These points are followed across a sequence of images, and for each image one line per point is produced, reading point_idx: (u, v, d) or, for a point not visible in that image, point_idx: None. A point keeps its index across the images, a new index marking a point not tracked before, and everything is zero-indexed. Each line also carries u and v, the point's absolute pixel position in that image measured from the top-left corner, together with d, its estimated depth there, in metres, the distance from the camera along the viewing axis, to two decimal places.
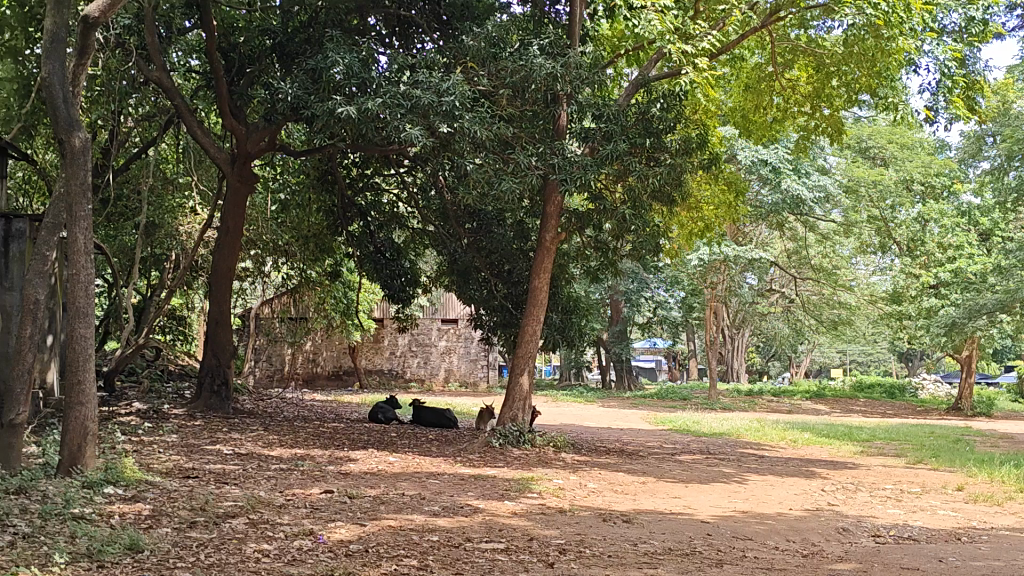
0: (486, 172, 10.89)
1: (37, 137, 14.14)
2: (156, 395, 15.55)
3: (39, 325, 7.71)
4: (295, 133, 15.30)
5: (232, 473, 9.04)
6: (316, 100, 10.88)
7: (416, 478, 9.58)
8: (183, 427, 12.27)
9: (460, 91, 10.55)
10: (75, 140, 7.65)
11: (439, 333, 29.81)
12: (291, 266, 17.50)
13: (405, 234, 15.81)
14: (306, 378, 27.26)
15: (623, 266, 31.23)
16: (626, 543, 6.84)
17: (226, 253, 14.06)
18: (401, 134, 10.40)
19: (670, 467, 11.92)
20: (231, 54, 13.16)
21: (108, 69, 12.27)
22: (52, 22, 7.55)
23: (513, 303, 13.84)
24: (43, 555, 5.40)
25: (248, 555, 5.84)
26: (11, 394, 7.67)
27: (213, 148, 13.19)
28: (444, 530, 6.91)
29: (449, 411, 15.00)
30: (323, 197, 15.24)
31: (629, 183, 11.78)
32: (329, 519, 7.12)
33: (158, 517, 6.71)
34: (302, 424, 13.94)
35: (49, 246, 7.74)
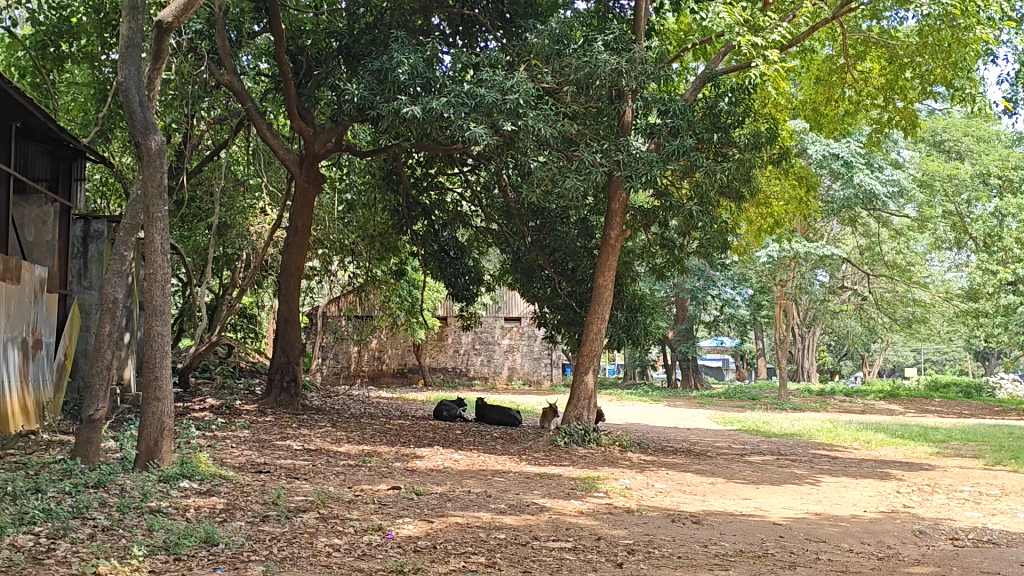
0: (550, 169, 10.93)
1: (114, 140, 14.57)
2: (228, 392, 15.91)
3: (117, 323, 7.92)
4: (360, 133, 15.52)
5: (302, 469, 9.19)
6: (381, 101, 10.96)
7: (483, 476, 9.61)
8: (255, 423, 12.53)
9: (524, 89, 10.52)
10: (151, 143, 7.85)
11: (502, 332, 29.87)
12: (358, 266, 17.75)
13: (470, 232, 15.83)
14: (372, 376, 27.58)
15: (689, 264, 30.92)
16: (696, 544, 6.75)
17: (295, 252, 14.30)
18: (466, 133, 10.41)
19: (739, 467, 11.73)
20: (298, 57, 13.36)
21: (181, 73, 12.56)
22: (128, 27, 7.76)
23: (577, 301, 13.79)
24: (121, 548, 5.53)
25: (320, 549, 5.93)
26: (91, 391, 7.90)
27: (282, 150, 13.43)
28: (511, 528, 6.92)
29: (515, 410, 15.06)
30: (388, 196, 15.36)
31: (696, 178, 11.61)
32: (397, 515, 7.18)
33: (232, 511, 6.85)
34: (370, 422, 14.12)
35: (127, 246, 7.97)
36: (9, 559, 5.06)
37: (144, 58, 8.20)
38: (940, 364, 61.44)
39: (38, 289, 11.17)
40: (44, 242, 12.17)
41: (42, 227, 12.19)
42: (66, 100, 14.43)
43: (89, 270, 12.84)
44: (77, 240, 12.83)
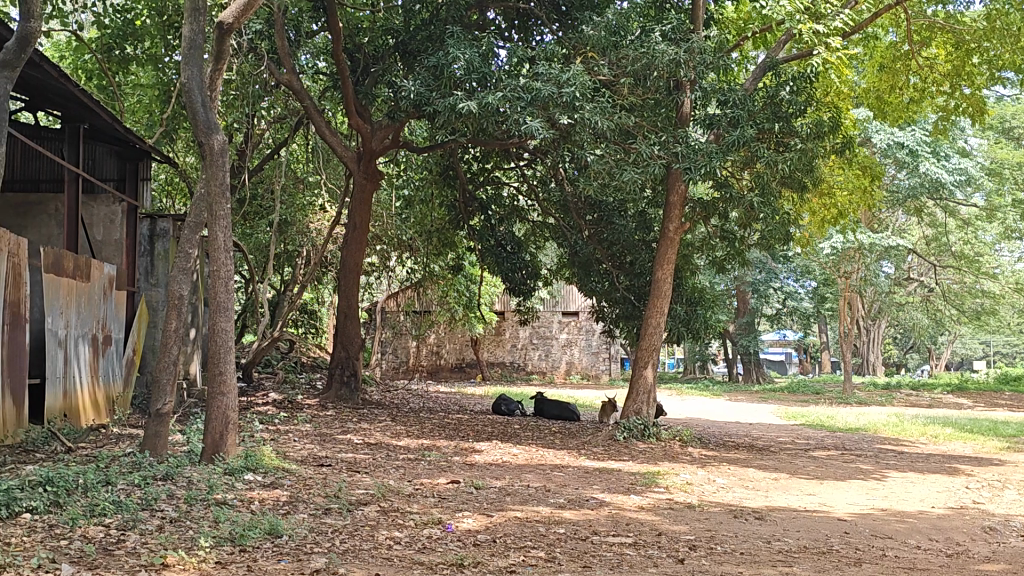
0: (607, 162, 10.87)
1: (178, 140, 14.91)
2: (290, 386, 16.16)
3: (182, 319, 8.10)
4: (417, 130, 15.54)
5: (363, 462, 9.30)
6: (437, 97, 11.02)
7: (542, 471, 9.60)
8: (316, 417, 12.70)
9: (581, 82, 10.44)
10: (214, 142, 7.99)
11: (560, 326, 29.77)
12: (416, 262, 17.89)
13: (527, 227, 15.82)
14: (430, 371, 27.76)
15: (749, 256, 30.50)
16: (759, 540, 6.66)
17: (354, 248, 14.45)
18: (522, 127, 10.39)
19: (803, 463, 11.53)
20: (355, 54, 13.46)
21: (242, 73, 12.77)
22: (190, 29, 7.91)
23: (635, 295, 13.67)
24: (189, 539, 5.65)
25: (381, 542, 5.99)
26: (158, 385, 8.11)
27: (341, 148, 13.59)
28: (571, 523, 6.90)
29: (573, 404, 15.04)
30: (444, 191, 15.40)
31: (758, 170, 11.43)
32: (457, 509, 7.21)
33: (295, 504, 6.96)
34: (429, 416, 14.22)
35: (192, 244, 8.13)
36: (81, 550, 5.20)
37: (207, 59, 8.36)
38: (1011, 356, 59.48)
39: (107, 286, 11.49)
40: (113, 241, 12.50)
41: (110, 226, 12.53)
42: (132, 102, 14.82)
43: (155, 267, 13.23)
44: (144, 239, 13.18)
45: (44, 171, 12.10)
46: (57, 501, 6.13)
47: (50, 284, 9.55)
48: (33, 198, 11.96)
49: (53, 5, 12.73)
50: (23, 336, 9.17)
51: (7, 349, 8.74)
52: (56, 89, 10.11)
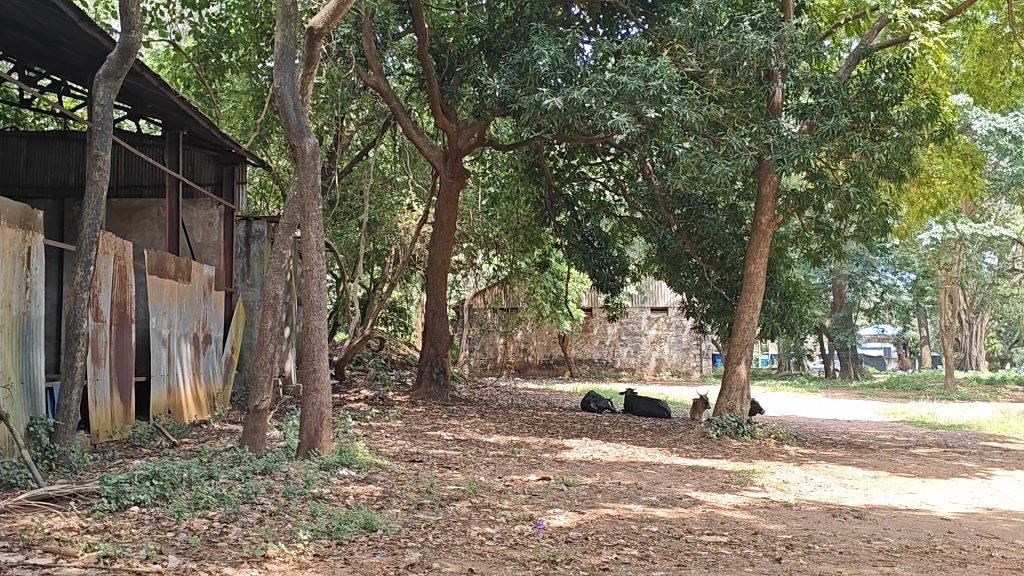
0: (696, 155, 10.76)
1: (271, 144, 15.34)
2: (381, 383, 16.45)
3: (277, 318, 8.32)
4: (502, 127, 15.52)
5: (453, 458, 9.40)
6: (522, 94, 11.01)
7: (633, 469, 9.53)
8: (407, 413, 12.91)
9: (668, 74, 10.34)
10: (306, 144, 8.16)
11: (649, 322, 29.46)
12: (503, 259, 18.02)
13: (614, 222, 15.75)
14: (518, 367, 27.84)
15: (845, 249, 29.66)
16: (858, 540, 6.47)
17: (441, 246, 14.58)
18: (608, 122, 10.34)
19: (903, 461, 11.15)
20: (441, 55, 13.51)
21: (331, 77, 13.32)
22: (282, 36, 8.11)
23: (726, 289, 13.45)
24: (288, 532, 5.79)
25: (473, 537, 6.04)
26: (256, 381, 8.36)
27: (427, 148, 13.74)
28: (664, 521, 6.82)
29: (663, 401, 14.90)
30: (531, 188, 15.42)
31: (853, 159, 11.13)
32: (548, 505, 7.22)
33: (389, 498, 7.08)
34: (518, 413, 14.29)
35: (286, 246, 8.36)
36: (187, 542, 5.39)
37: (298, 64, 8.55)
38: None
39: (207, 287, 11.87)
40: (211, 242, 12.87)
41: (209, 228, 12.91)
42: (227, 108, 15.30)
43: (251, 268, 13.68)
44: (240, 241, 13.63)
45: (146, 176, 12.64)
46: (163, 494, 6.37)
47: (154, 285, 9.91)
48: (137, 203, 12.36)
49: (152, 16, 13.28)
50: (129, 336, 9.56)
51: (115, 347, 9.13)
52: (155, 97, 10.48)
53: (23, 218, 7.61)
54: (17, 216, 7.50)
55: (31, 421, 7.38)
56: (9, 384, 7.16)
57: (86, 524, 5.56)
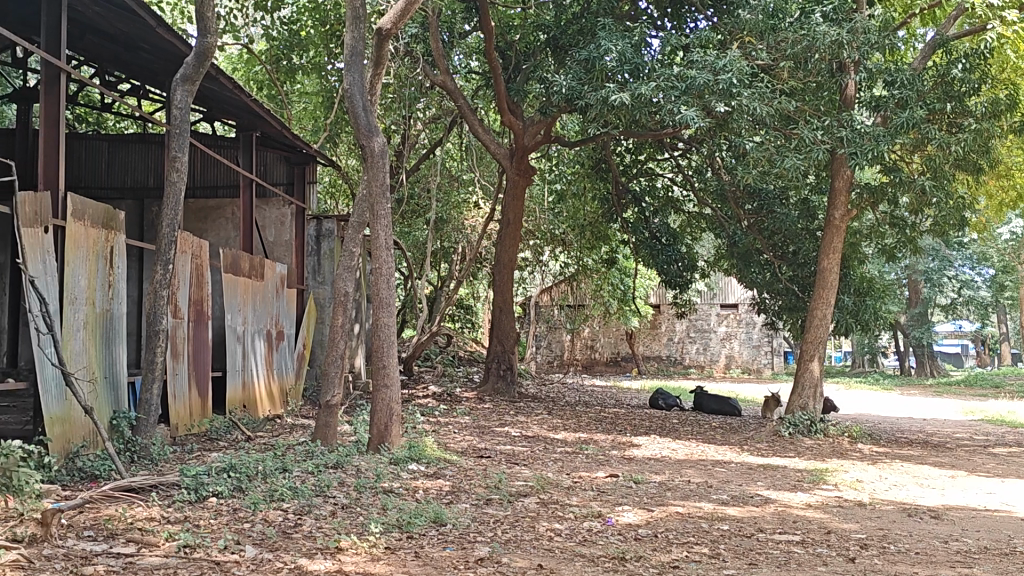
0: (767, 149, 10.63)
1: (340, 144, 15.64)
2: (449, 379, 16.61)
3: (347, 316, 8.45)
4: (568, 124, 15.46)
5: (522, 455, 9.44)
6: (589, 90, 11.02)
7: (703, 466, 9.46)
8: (474, 409, 13.01)
9: (738, 68, 10.19)
10: (374, 144, 8.28)
11: (719, 319, 28.98)
12: (570, 255, 18.06)
13: (683, 218, 15.63)
14: (585, 365, 27.86)
15: (921, 243, 28.87)
16: (934, 540, 6.31)
17: (508, 243, 14.62)
18: (677, 116, 10.24)
19: (983, 461, 10.82)
20: (507, 52, 13.66)
21: (399, 76, 13.39)
22: (351, 37, 8.23)
23: (799, 286, 13.23)
24: (360, 524, 5.90)
25: (542, 533, 6.06)
26: (328, 377, 8.52)
27: (494, 145, 13.83)
28: (735, 519, 6.75)
29: (733, 399, 14.74)
30: (597, 184, 15.38)
31: (929, 152, 10.86)
32: (617, 502, 7.21)
33: (458, 494, 7.15)
34: (586, 409, 14.31)
35: (356, 243, 8.49)
36: (263, 533, 5.53)
37: (367, 64, 8.68)
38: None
39: (279, 285, 12.14)
40: (283, 241, 13.16)
41: (281, 227, 13.18)
42: (298, 109, 15.63)
43: (322, 266, 13.96)
44: (311, 239, 13.91)
45: (221, 177, 13.00)
46: (239, 486, 6.55)
47: (229, 283, 10.16)
48: (211, 203, 12.76)
49: (227, 21, 13.76)
50: (206, 332, 9.83)
51: (192, 344, 9.39)
52: (229, 99, 10.72)
53: (105, 219, 7.88)
54: (99, 217, 7.75)
55: (115, 414, 7.65)
56: (93, 379, 7.41)
57: (167, 514, 5.74)
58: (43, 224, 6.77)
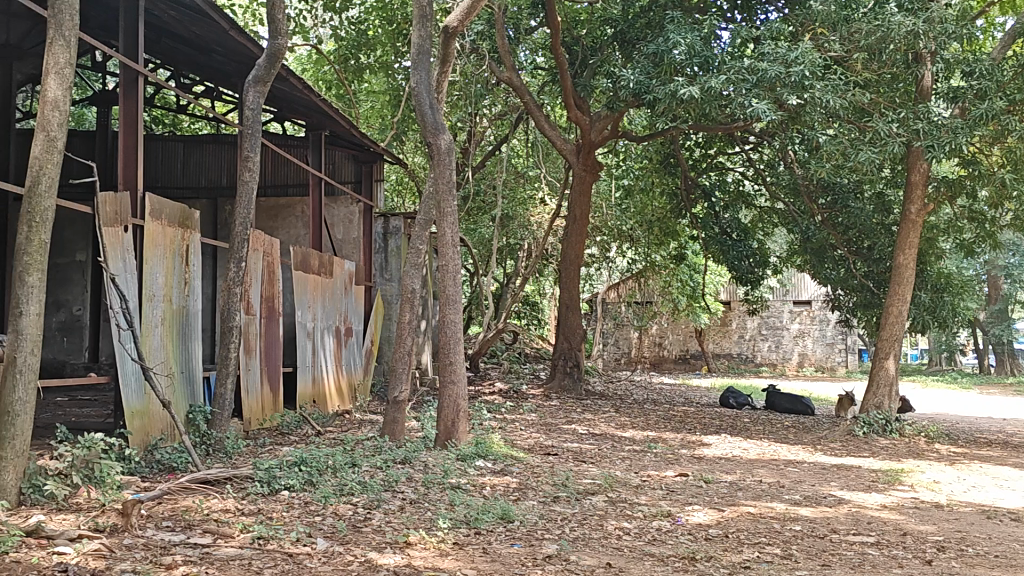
0: (841, 143, 10.41)
1: (407, 142, 15.78)
2: (515, 376, 16.64)
3: (414, 312, 8.50)
4: (636, 118, 15.37)
5: (589, 453, 9.38)
6: (658, 84, 10.88)
7: (775, 466, 9.30)
8: (541, 407, 12.99)
9: (811, 59, 9.96)
10: (441, 142, 8.30)
11: (792, 316, 28.38)
12: (637, 252, 17.94)
13: (754, 213, 15.38)
14: (654, 362, 27.64)
15: (1002, 238, 27.90)
16: (1018, 544, 6.07)
17: (575, 240, 14.56)
18: (748, 110, 10.09)
19: None
20: (574, 48, 13.57)
21: (466, 74, 13.29)
22: (418, 35, 8.28)
23: (874, 282, 12.91)
24: (428, 520, 5.93)
25: (610, 532, 6.00)
26: (395, 373, 8.58)
27: (560, 141, 13.80)
28: (807, 520, 6.61)
29: (805, 398, 14.46)
30: (665, 179, 15.20)
31: (1011, 144, 10.47)
32: (687, 502, 7.11)
33: (525, 491, 7.13)
34: (654, 408, 14.19)
35: (422, 241, 8.54)
36: (334, 526, 5.59)
37: (433, 62, 8.72)
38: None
39: (348, 282, 12.30)
40: (352, 239, 13.36)
41: (349, 225, 13.37)
42: (366, 108, 15.81)
43: (389, 263, 14.07)
44: (378, 237, 13.99)
45: (292, 175, 13.13)
46: (310, 480, 6.64)
47: (299, 280, 10.31)
48: (282, 201, 13.07)
49: (296, 23, 14.06)
50: (277, 328, 10.01)
51: (264, 340, 9.57)
52: (299, 100, 10.89)
53: (181, 218, 8.07)
54: (176, 216, 7.95)
55: (191, 408, 7.84)
56: (171, 373, 7.60)
57: (241, 506, 5.84)
58: (123, 224, 6.95)
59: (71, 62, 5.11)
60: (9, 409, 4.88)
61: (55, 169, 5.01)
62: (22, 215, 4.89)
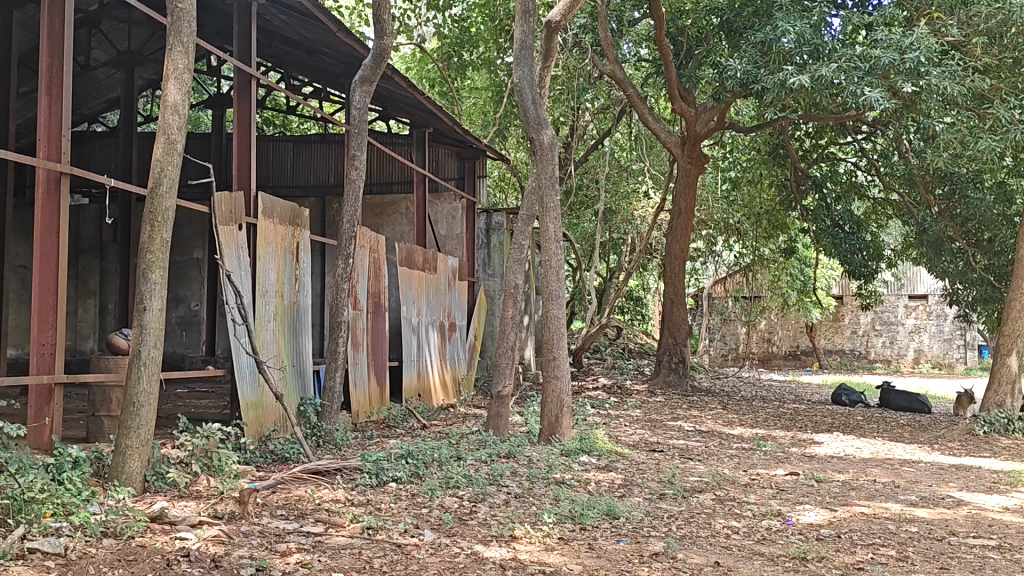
0: (959, 131, 9.96)
1: (510, 137, 15.85)
2: (619, 371, 16.55)
3: (516, 308, 8.51)
4: (743, 109, 15.01)
5: (696, 450, 9.23)
6: (766, 74, 10.61)
7: (890, 466, 8.94)
8: (646, 403, 12.86)
9: (927, 45, 9.54)
10: (543, 136, 8.26)
11: (907, 311, 27.23)
12: (745, 245, 17.55)
13: (867, 204, 14.83)
14: (762, 358, 27.02)
15: None
16: None
17: (679, 234, 14.34)
18: (860, 99, 9.73)
19: None
20: (679, 38, 13.42)
21: (568, 68, 13.44)
22: (521, 31, 8.28)
23: (996, 275, 12.29)
24: (533, 514, 5.93)
25: (718, 530, 5.88)
26: (499, 368, 8.60)
27: (664, 134, 13.59)
28: (925, 522, 6.33)
29: (923, 395, 13.88)
30: (774, 171, 14.79)
31: None
32: (798, 501, 6.92)
33: (630, 487, 7.06)
34: (763, 405, 13.86)
35: (525, 236, 8.54)
36: (440, 518, 5.65)
37: (536, 57, 8.70)
38: None
39: (452, 277, 12.43)
40: (455, 235, 13.50)
41: (453, 221, 13.50)
42: (468, 104, 15.95)
43: (492, 258, 14.19)
44: (481, 232, 14.13)
45: (396, 173, 13.34)
46: (417, 472, 6.74)
47: (404, 276, 10.48)
48: (388, 198, 13.31)
49: (401, 22, 14.31)
50: (383, 323, 10.19)
51: (370, 334, 9.76)
52: (403, 98, 11.05)
53: (292, 216, 8.30)
54: (286, 214, 8.18)
55: (302, 401, 8.06)
56: (283, 366, 7.83)
57: (351, 497, 5.98)
58: (237, 222, 7.18)
59: (189, 66, 5.27)
60: (134, 400, 5.11)
61: (174, 170, 5.20)
62: (145, 215, 5.11)
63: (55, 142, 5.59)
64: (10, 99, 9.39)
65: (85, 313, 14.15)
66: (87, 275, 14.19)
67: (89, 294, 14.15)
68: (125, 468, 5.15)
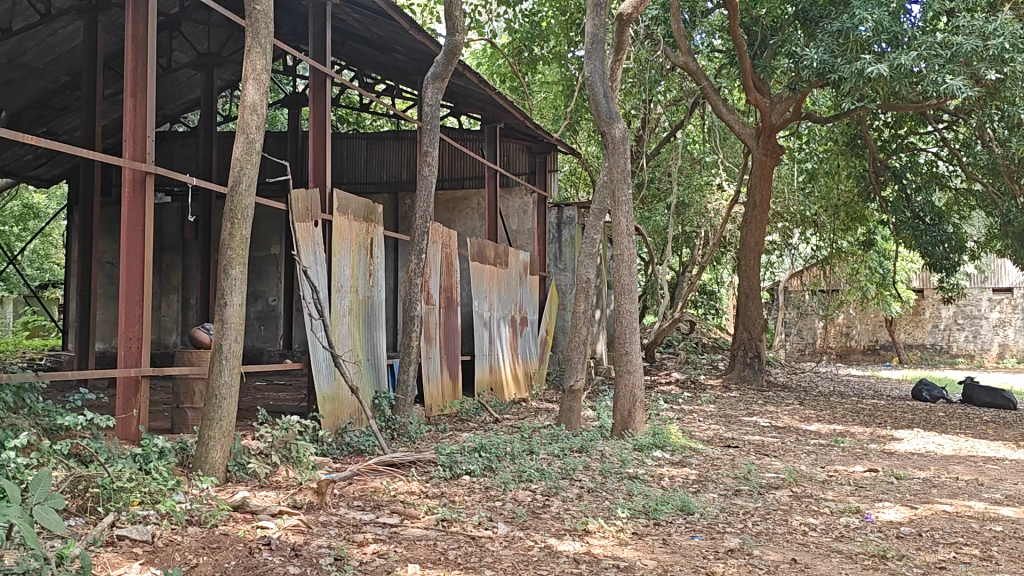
0: None
1: (581, 131, 15.79)
2: (692, 366, 16.39)
3: (588, 302, 8.49)
4: (819, 99, 14.70)
5: (772, 446, 9.08)
6: (843, 63, 10.34)
7: (973, 464, 8.64)
8: (719, 398, 12.70)
9: (1012, 30, 9.20)
10: (614, 130, 8.22)
11: (991, 305, 26.25)
12: (821, 238, 17.17)
13: (949, 194, 14.37)
14: (840, 353, 26.46)
15: None
16: None
17: (754, 227, 14.11)
18: (941, 87, 9.46)
19: None
20: (753, 28, 13.22)
21: (639, 60, 13.28)
22: (592, 24, 8.25)
23: None
24: (606, 509, 5.92)
25: (795, 527, 5.79)
26: (570, 362, 8.59)
27: (738, 125, 13.38)
28: (1010, 521, 6.11)
29: (1008, 391, 13.39)
30: (852, 162, 14.43)
31: None
32: (876, 498, 6.75)
33: (705, 483, 6.99)
34: (841, 400, 13.56)
35: (597, 230, 8.51)
36: (513, 511, 5.69)
37: (607, 51, 8.67)
38: None
39: (523, 272, 12.47)
40: (526, 230, 13.52)
41: (524, 216, 13.53)
42: (539, 99, 15.97)
43: (563, 253, 14.18)
44: (552, 227, 14.15)
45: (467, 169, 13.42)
46: (490, 465, 6.79)
47: (476, 271, 10.55)
48: (459, 194, 13.40)
49: (472, 18, 14.38)
50: (455, 318, 10.28)
51: (443, 329, 9.85)
52: (475, 94, 11.10)
53: (365, 212, 8.43)
54: (361, 211, 8.31)
55: (377, 395, 8.19)
56: (358, 360, 7.96)
57: (426, 489, 6.06)
58: (313, 219, 7.32)
59: (268, 67, 5.39)
60: (216, 392, 5.26)
61: (253, 169, 5.34)
62: (226, 213, 5.25)
63: (140, 143, 5.77)
64: (96, 99, 9.70)
65: (169, 308, 14.61)
66: (170, 271, 14.65)
67: (172, 290, 14.60)
68: (209, 458, 5.31)
